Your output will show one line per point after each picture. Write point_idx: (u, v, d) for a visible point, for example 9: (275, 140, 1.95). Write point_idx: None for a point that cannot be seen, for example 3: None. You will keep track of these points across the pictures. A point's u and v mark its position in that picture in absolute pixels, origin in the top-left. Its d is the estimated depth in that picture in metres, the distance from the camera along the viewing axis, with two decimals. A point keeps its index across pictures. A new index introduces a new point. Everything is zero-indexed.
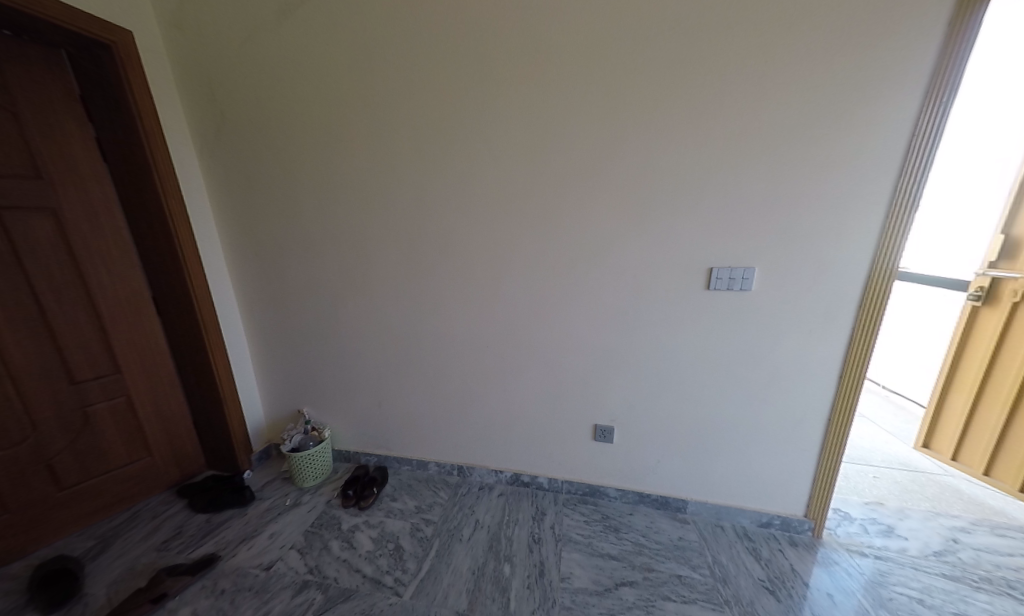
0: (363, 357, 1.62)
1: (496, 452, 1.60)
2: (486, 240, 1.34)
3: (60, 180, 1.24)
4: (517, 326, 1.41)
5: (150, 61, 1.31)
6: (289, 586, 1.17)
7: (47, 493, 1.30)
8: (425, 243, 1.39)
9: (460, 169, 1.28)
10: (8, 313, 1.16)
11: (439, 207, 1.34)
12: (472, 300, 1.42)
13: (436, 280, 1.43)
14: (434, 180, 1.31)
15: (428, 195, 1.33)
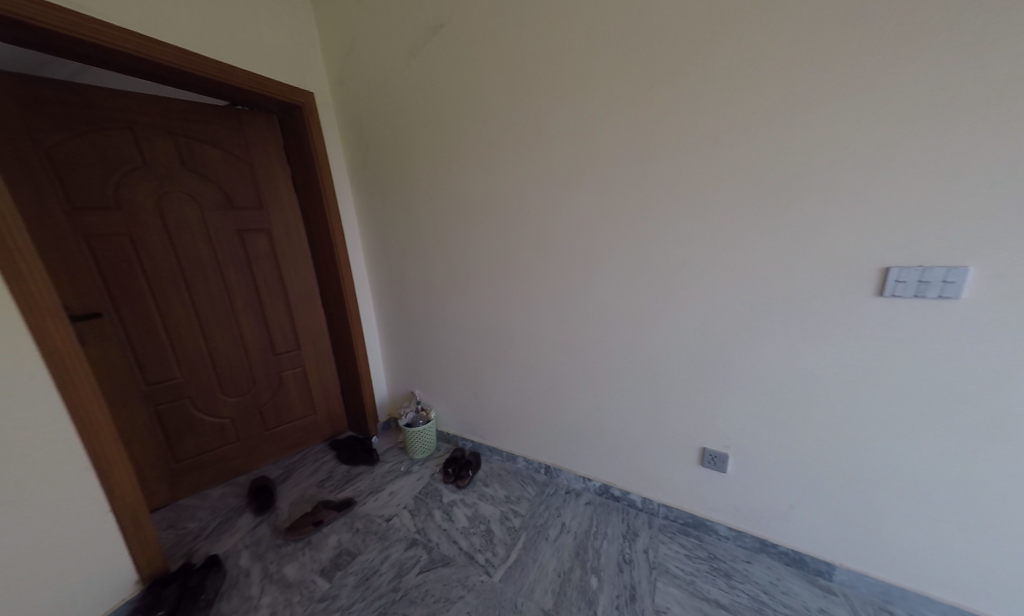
0: (464, 350, 1.78)
1: (585, 458, 1.56)
2: (583, 242, 1.32)
3: (272, 208, 1.73)
4: (611, 330, 1.35)
5: (324, 110, 1.69)
6: (402, 540, 1.39)
7: (258, 431, 1.84)
8: (521, 247, 1.46)
9: (557, 173, 1.30)
10: (244, 302, 1.71)
11: (539, 211, 1.38)
12: (567, 301, 1.42)
13: (531, 282, 1.48)
14: (534, 187, 1.36)
15: (527, 200, 1.39)
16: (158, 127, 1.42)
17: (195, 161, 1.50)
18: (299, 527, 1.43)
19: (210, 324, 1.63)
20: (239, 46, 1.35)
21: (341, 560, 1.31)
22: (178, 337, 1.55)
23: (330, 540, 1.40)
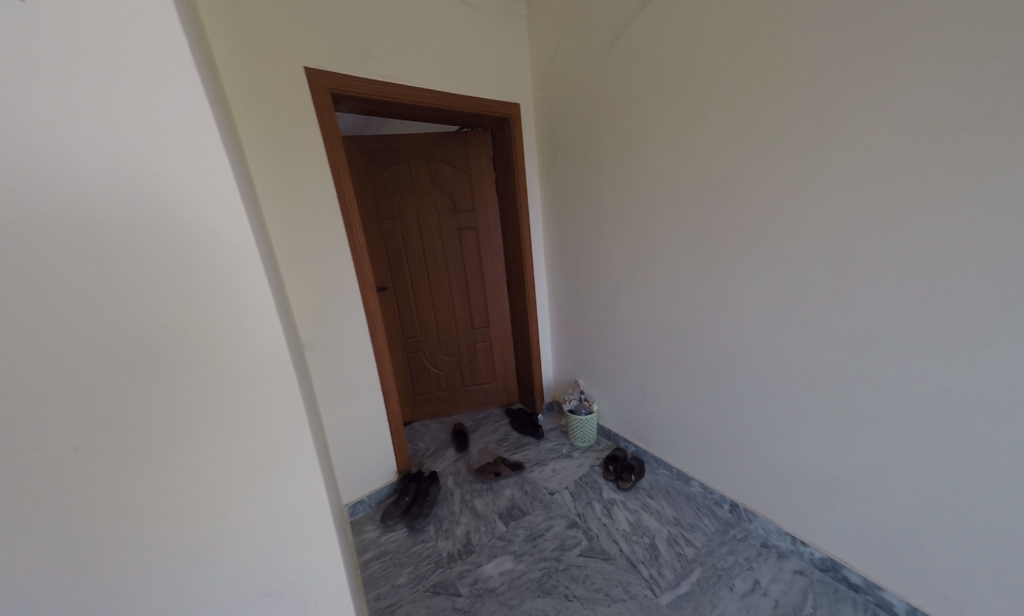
0: (636, 349, 1.67)
1: (797, 513, 1.20)
2: (837, 230, 0.95)
3: (480, 210, 2.10)
4: (869, 354, 0.95)
5: (527, 116, 1.88)
6: (564, 517, 1.48)
7: (458, 385, 2.36)
8: (723, 239, 1.22)
9: (794, 140, 0.99)
10: (457, 285, 2.21)
11: (763, 193, 1.08)
12: (793, 309, 1.08)
13: (735, 281, 1.22)
14: (758, 163, 1.08)
15: (740, 180, 1.13)
16: (420, 156, 1.96)
17: (437, 177, 2.01)
18: (483, 472, 1.75)
19: (437, 300, 2.21)
20: (474, 76, 1.65)
21: (514, 512, 1.53)
22: (420, 307, 2.20)
23: (505, 492, 1.65)
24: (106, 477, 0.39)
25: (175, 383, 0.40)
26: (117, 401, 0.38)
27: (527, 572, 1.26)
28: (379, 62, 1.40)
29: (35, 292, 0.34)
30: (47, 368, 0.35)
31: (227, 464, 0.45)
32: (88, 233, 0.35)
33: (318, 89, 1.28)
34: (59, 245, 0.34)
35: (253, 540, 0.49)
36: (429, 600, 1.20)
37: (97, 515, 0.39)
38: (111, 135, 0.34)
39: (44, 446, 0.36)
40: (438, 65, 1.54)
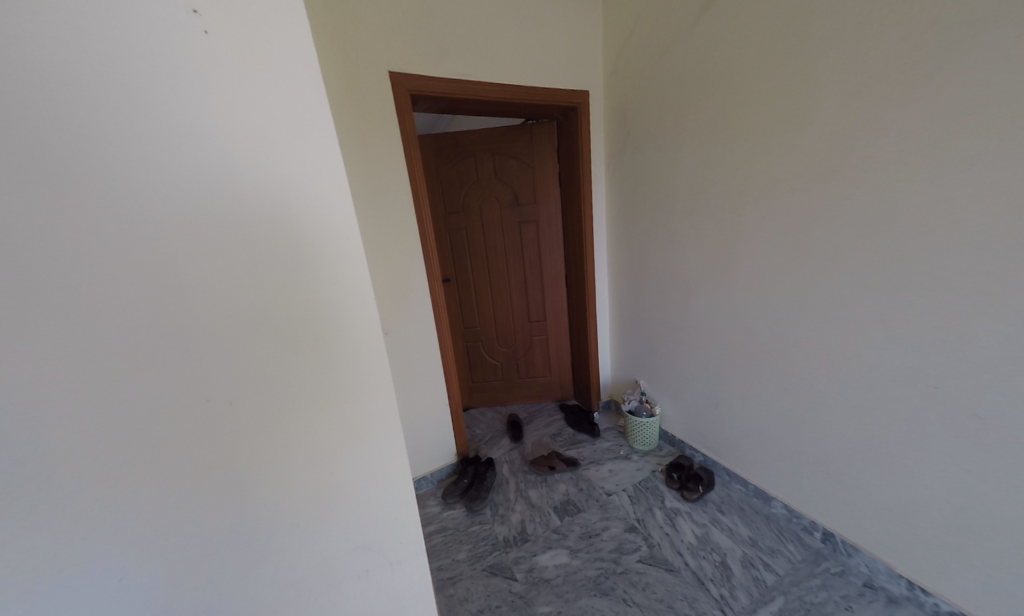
0: (709, 351, 1.52)
1: (916, 555, 1.01)
2: (991, 220, 0.78)
3: (541, 202, 2.08)
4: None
5: (595, 103, 1.80)
6: (622, 520, 1.42)
7: (513, 376, 2.40)
8: (827, 229, 1.05)
9: (942, 105, 0.81)
10: (516, 278, 2.24)
11: (891, 172, 0.90)
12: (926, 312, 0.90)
13: (841, 277, 1.04)
14: (885, 135, 0.90)
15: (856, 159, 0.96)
16: (485, 151, 2.01)
17: (501, 171, 2.04)
18: (538, 465, 1.77)
19: (496, 292, 2.27)
20: (543, 66, 1.62)
21: (569, 508, 1.52)
22: (480, 298, 2.29)
23: (560, 486, 1.65)
24: (246, 452, 0.38)
25: (306, 356, 0.40)
26: (260, 377, 0.37)
27: (583, 569, 1.24)
28: (455, 60, 1.45)
29: (189, 263, 0.32)
30: (202, 341, 0.34)
31: (338, 442, 0.45)
32: (238, 204, 0.34)
33: (399, 90, 1.38)
34: (217, 216, 0.33)
35: (349, 511, 0.48)
36: (487, 579, 1.25)
37: (236, 499, 0.38)
38: (238, 111, 0.33)
39: (196, 421, 0.35)
40: (509, 58, 1.54)
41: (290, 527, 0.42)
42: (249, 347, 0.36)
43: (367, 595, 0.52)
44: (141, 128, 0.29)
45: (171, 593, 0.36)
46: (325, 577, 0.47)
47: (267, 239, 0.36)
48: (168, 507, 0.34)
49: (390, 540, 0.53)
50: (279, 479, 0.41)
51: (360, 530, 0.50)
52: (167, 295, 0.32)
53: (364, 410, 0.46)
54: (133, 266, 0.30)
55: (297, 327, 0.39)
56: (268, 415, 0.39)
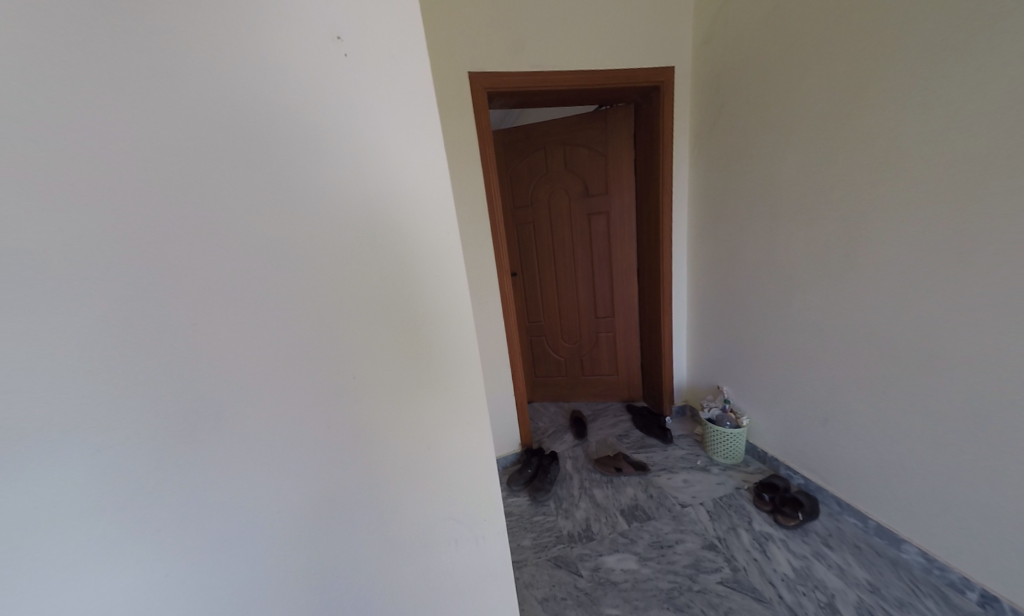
0: (816, 358, 1.29)
1: None
2: None
3: (614, 193, 1.99)
4: None
5: (681, 80, 1.65)
6: (699, 535, 1.31)
7: (577, 373, 2.36)
8: (1006, 208, 0.81)
9: None
10: (584, 272, 2.18)
11: None
12: None
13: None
14: None
15: None
16: (557, 143, 2.00)
17: (572, 163, 2.01)
18: (604, 465, 1.72)
19: (562, 286, 2.24)
20: (623, 46, 1.53)
21: (637, 513, 1.45)
22: (546, 292, 2.29)
23: (627, 490, 1.58)
24: (357, 409, 0.44)
25: (406, 330, 0.45)
26: (371, 347, 0.43)
27: (654, 579, 1.17)
28: (531, 53, 1.45)
29: (320, 244, 0.39)
30: (327, 309, 0.40)
31: (432, 412, 0.49)
32: (358, 195, 0.40)
33: (477, 88, 1.43)
34: (337, 203, 0.39)
35: (439, 480, 0.52)
36: (551, 570, 1.26)
37: (350, 454, 0.45)
38: (364, 119, 0.39)
39: (320, 378, 0.41)
40: (586, 42, 1.49)
41: (393, 485, 0.48)
42: (360, 317, 0.42)
43: (449, 565, 0.56)
44: (291, 134, 0.36)
45: (312, 517, 0.44)
46: (421, 536, 0.52)
47: (378, 226, 0.42)
48: (300, 448, 0.42)
49: (474, 515, 0.56)
50: (387, 439, 0.46)
51: (447, 500, 0.53)
52: (306, 271, 0.39)
53: (452, 387, 0.50)
54: (284, 250, 0.37)
55: (399, 305, 0.44)
56: (375, 380, 0.44)
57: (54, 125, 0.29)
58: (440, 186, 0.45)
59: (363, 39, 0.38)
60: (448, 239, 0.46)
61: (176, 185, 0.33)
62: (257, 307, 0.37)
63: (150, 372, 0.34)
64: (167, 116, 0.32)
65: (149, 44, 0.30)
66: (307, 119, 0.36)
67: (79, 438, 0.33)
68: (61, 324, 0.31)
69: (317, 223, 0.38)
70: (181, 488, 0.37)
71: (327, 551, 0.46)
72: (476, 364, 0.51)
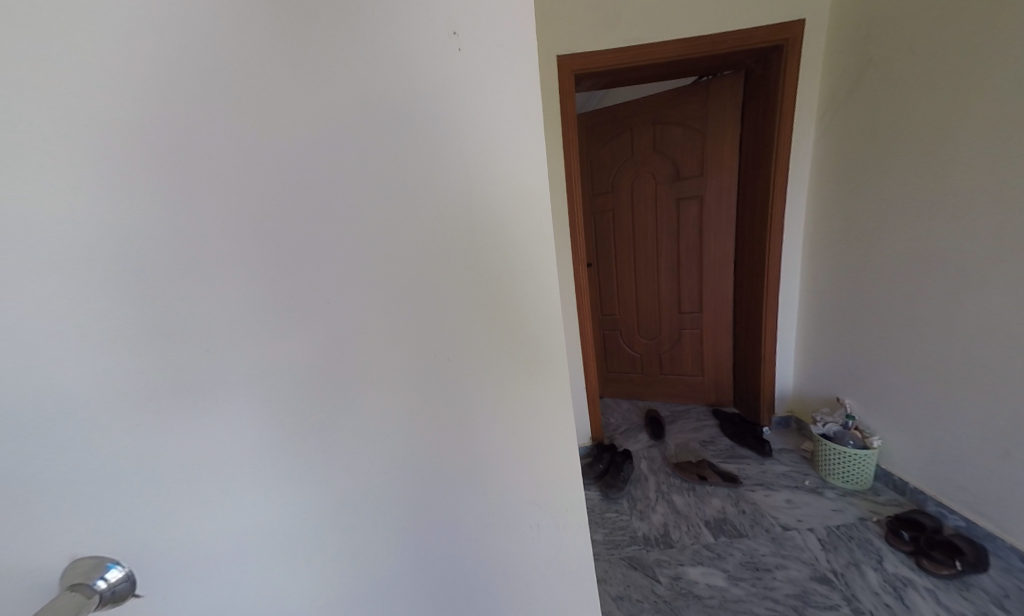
0: (996, 372, 1.01)
1: None
2: None
3: (711, 175, 1.80)
4: None
5: (812, 37, 1.41)
6: (808, 564, 1.14)
7: (655, 370, 2.23)
8: None
9: None
10: (668, 263, 2.03)
11: None
12: None
13: None
14: None
15: None
16: (647, 124, 1.88)
17: (663, 144, 1.87)
18: (685, 471, 1.60)
19: (642, 278, 2.12)
20: (739, 5, 1.36)
21: (726, 528, 1.32)
22: (622, 284, 2.19)
23: (714, 500, 1.45)
24: (486, 372, 0.47)
25: (528, 301, 0.47)
26: (506, 313, 0.46)
27: (748, 601, 1.06)
28: (627, 27, 1.37)
29: (453, 219, 0.41)
30: (433, 290, 0.43)
31: (521, 397, 0.49)
32: (463, 182, 0.41)
33: (566, 72, 1.41)
34: (446, 189, 0.41)
35: (531, 459, 0.52)
36: (625, 569, 1.21)
37: (480, 413, 0.48)
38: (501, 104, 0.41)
39: (424, 356, 0.44)
40: (690, 6, 1.35)
41: (509, 453, 0.51)
42: (459, 301, 0.44)
43: (538, 547, 0.56)
44: (449, 113, 0.39)
45: (443, 470, 0.48)
46: (507, 513, 0.53)
47: (480, 213, 0.43)
48: (415, 414, 0.45)
49: (557, 501, 0.55)
50: (509, 404, 0.49)
51: (533, 481, 0.53)
52: (430, 248, 0.41)
53: (540, 375, 0.50)
54: (443, 218, 0.41)
55: (495, 291, 0.45)
56: (505, 345, 0.47)
57: (265, 103, 0.33)
58: (539, 175, 0.45)
59: (480, 27, 0.39)
60: (543, 229, 0.46)
61: (322, 166, 0.36)
62: (376, 284, 0.40)
63: (330, 324, 0.39)
64: (318, 101, 0.35)
65: (323, 30, 0.34)
66: (424, 106, 0.38)
67: (271, 375, 0.38)
68: (262, 277, 0.36)
69: (429, 209, 0.40)
70: (333, 435, 0.42)
71: (444, 510, 0.49)
72: (564, 356, 0.50)
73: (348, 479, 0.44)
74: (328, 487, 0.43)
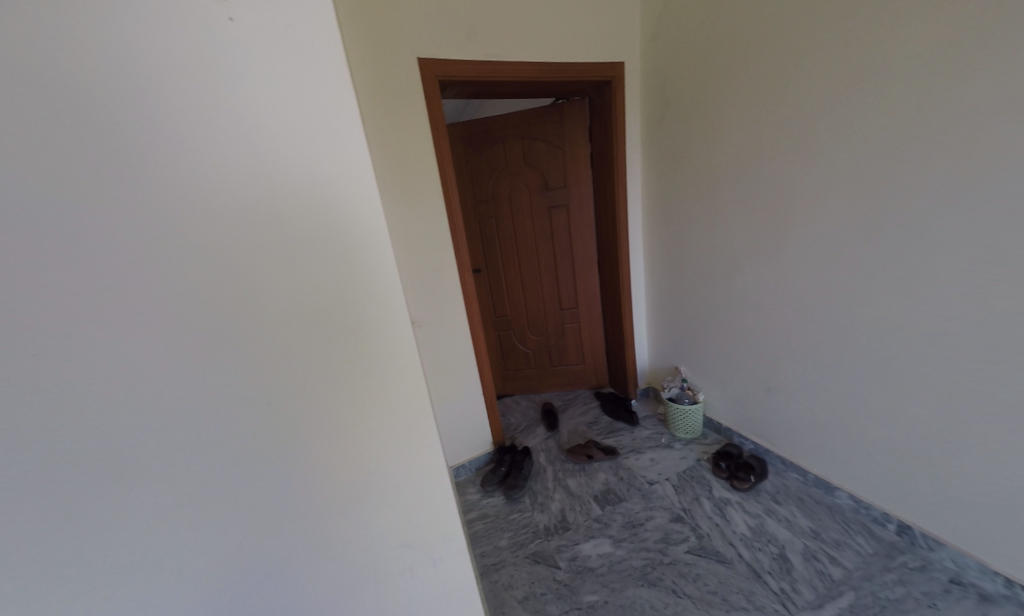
0: (907, 348, 1.01)
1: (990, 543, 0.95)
2: None
3: (572, 186, 2.02)
4: None
5: (631, 77, 1.72)
6: (668, 509, 1.39)
7: (546, 364, 2.40)
8: (895, 196, 0.96)
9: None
10: (547, 265, 2.21)
11: (966, 133, 0.83)
12: (1008, 280, 0.81)
13: (907, 249, 0.96)
14: (968, 89, 0.81)
15: (931, 115, 0.87)
16: (515, 136, 2.00)
17: (530, 157, 2.02)
18: (576, 454, 1.76)
19: (526, 280, 2.26)
20: (575, 42, 1.56)
21: (610, 497, 1.50)
22: (509, 287, 2.29)
23: (601, 475, 1.64)
24: (321, 427, 0.40)
25: (365, 341, 0.40)
26: (337, 358, 0.39)
27: (629, 558, 1.21)
28: (483, 43, 1.42)
29: (246, 253, 0.33)
30: (217, 338, 0.33)
31: (365, 449, 0.43)
32: (250, 209, 0.33)
33: (428, 77, 1.36)
34: (218, 201, 0.31)
35: (392, 506, 0.47)
36: (529, 567, 1.25)
37: (317, 477, 0.40)
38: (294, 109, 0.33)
39: (225, 422, 0.35)
40: (537, 33, 1.49)
41: (359, 515, 0.44)
42: (263, 341, 0.35)
43: (414, 593, 0.51)
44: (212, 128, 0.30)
45: (274, 545, 0.40)
46: (367, 572, 0.46)
47: (282, 244, 0.34)
48: (222, 489, 0.36)
49: (429, 540, 0.51)
50: (358, 460, 0.42)
51: (396, 527, 0.48)
52: (216, 289, 0.33)
53: (390, 421, 0.44)
54: (228, 255, 0.33)
55: (314, 324, 0.37)
56: (341, 393, 0.40)
57: None
58: (359, 194, 0.37)
59: (248, 10, 0.30)
60: (375, 257, 0.39)
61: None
62: (115, 323, 0.30)
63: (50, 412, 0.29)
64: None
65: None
66: (158, 95, 0.29)
67: None
68: None
69: (190, 228, 0.31)
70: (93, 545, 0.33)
71: (282, 592, 0.42)
72: (419, 392, 0.45)
73: (128, 575, 0.34)
74: (100, 587, 0.33)
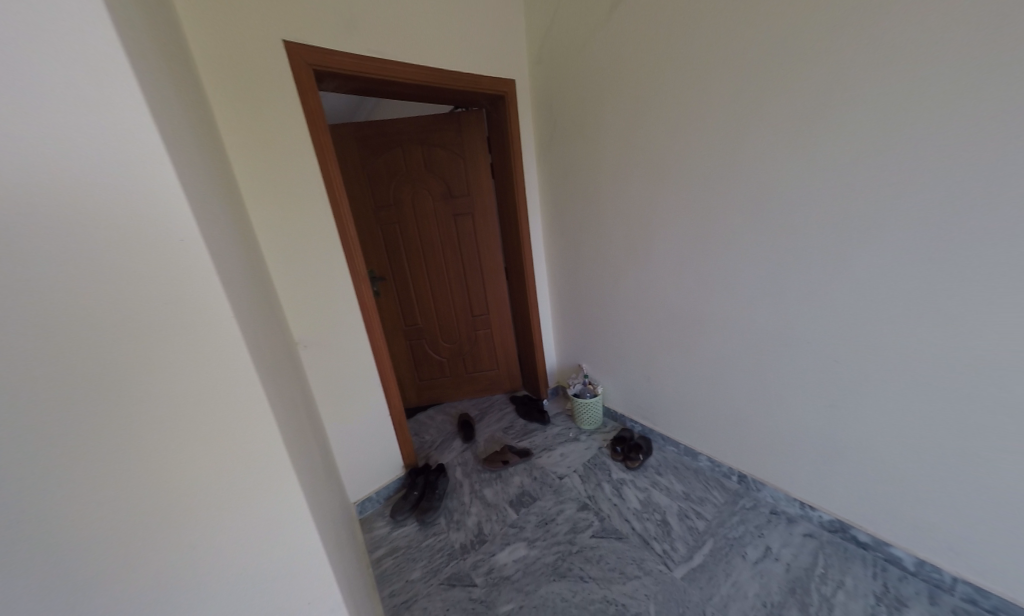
0: (734, 334, 1.29)
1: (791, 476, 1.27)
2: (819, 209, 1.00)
3: (475, 195, 2.04)
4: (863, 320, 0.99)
5: (522, 94, 1.82)
6: (575, 500, 1.49)
7: (460, 372, 2.36)
8: (719, 215, 1.23)
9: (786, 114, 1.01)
10: (456, 273, 2.18)
11: (753, 170, 1.11)
12: (788, 279, 1.11)
13: (730, 256, 1.23)
14: (752, 138, 1.09)
15: (734, 155, 1.14)
16: (413, 140, 1.92)
17: (430, 163, 1.97)
18: (492, 462, 1.76)
19: (434, 289, 2.19)
20: (465, 53, 1.58)
21: (525, 499, 1.54)
22: (417, 296, 2.19)
23: (515, 479, 1.67)
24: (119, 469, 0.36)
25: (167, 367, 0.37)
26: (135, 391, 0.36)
27: (541, 557, 1.26)
28: (365, 38, 1.32)
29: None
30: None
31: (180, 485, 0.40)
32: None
33: (297, 65, 1.20)
34: None
35: (223, 548, 0.43)
36: (444, 592, 1.19)
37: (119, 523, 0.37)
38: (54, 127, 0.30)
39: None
40: (425, 39, 1.46)
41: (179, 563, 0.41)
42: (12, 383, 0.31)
43: None
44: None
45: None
46: None
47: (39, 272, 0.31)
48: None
49: (277, 579, 0.47)
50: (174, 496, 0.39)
51: (231, 573, 0.44)
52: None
53: (210, 454, 0.41)
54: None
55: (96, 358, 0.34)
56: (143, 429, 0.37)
57: None
58: (143, 212, 0.34)
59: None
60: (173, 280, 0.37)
61: None
62: None
63: None
64: None
65: None
66: None
67: None
68: None
69: None
70: None
71: None
72: (251, 417, 0.43)
73: None
74: None
